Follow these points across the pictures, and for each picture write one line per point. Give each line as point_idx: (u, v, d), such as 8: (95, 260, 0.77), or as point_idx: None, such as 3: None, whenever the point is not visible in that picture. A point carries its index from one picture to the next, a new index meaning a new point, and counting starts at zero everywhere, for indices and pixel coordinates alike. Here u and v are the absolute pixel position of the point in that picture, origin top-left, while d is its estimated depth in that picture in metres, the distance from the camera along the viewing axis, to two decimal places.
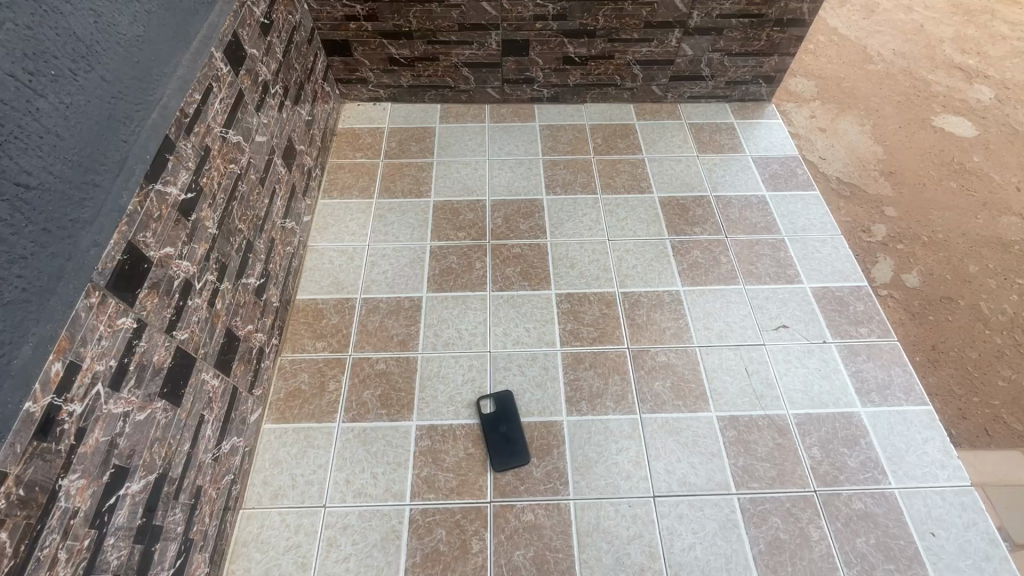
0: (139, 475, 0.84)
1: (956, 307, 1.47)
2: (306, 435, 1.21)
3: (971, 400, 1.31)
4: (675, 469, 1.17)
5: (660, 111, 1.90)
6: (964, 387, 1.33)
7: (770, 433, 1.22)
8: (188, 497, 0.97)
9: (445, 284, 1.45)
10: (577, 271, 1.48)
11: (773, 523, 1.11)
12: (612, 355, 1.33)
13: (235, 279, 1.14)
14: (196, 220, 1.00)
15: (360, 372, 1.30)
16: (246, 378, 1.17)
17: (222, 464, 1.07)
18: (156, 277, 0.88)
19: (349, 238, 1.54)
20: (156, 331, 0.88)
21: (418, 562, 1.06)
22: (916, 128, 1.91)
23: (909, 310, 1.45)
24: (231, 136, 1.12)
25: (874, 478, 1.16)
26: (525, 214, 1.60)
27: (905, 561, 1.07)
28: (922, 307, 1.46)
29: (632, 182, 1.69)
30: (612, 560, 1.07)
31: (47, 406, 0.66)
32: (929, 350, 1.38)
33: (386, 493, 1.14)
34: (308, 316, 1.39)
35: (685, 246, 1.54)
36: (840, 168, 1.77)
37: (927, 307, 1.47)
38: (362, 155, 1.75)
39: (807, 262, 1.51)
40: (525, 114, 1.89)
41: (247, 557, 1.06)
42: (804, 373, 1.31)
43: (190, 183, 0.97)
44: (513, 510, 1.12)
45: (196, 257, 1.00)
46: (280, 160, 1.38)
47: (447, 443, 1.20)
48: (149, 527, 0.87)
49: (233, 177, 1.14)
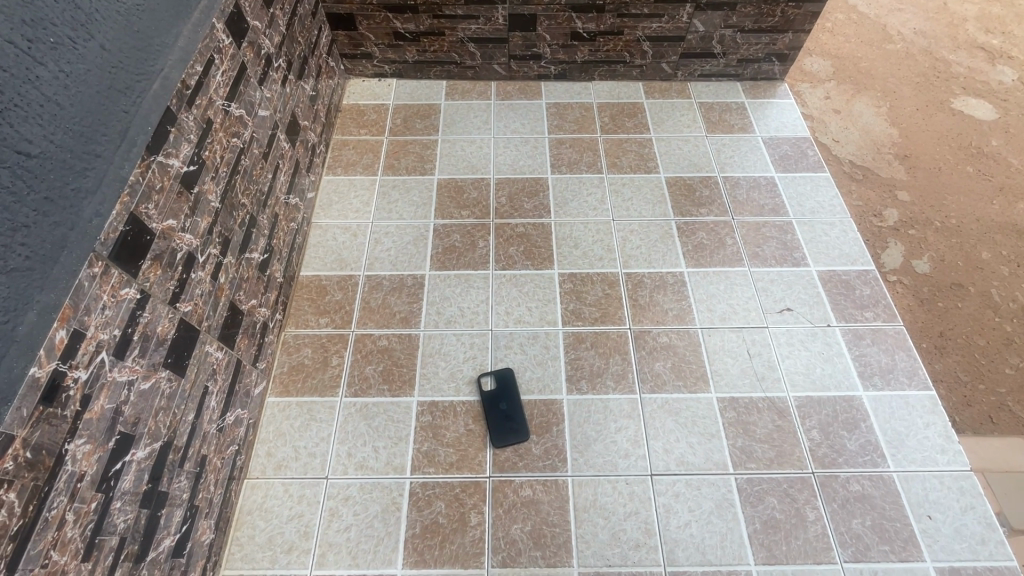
0: (145, 442, 0.85)
1: (965, 293, 1.45)
2: (309, 409, 1.23)
3: (976, 387, 1.31)
4: (673, 448, 1.18)
5: (670, 90, 1.87)
6: (970, 374, 1.32)
7: (769, 415, 1.22)
8: (193, 466, 0.98)
9: (447, 263, 1.45)
10: (580, 251, 1.47)
11: (769, 503, 1.11)
12: (613, 335, 1.33)
13: (238, 253, 1.15)
14: (198, 193, 1.00)
15: (363, 348, 1.31)
16: (249, 352, 1.18)
17: (226, 435, 1.08)
18: (159, 249, 0.89)
19: (352, 215, 1.54)
20: (159, 302, 0.89)
21: (417, 534, 1.08)
22: (934, 110, 1.86)
23: (917, 297, 1.43)
24: (233, 109, 1.12)
25: (873, 462, 1.16)
26: (530, 192, 1.59)
27: (900, 543, 1.07)
28: (930, 294, 1.44)
29: (638, 162, 1.66)
30: (607, 536, 1.08)
31: (52, 371, 0.68)
32: (935, 336, 1.37)
33: (387, 467, 1.15)
34: (311, 293, 1.40)
35: (691, 227, 1.52)
36: (851, 150, 1.73)
37: (936, 293, 1.45)
38: (366, 132, 1.74)
39: (814, 245, 1.50)
40: (532, 92, 1.86)
41: (251, 525, 1.09)
42: (807, 356, 1.30)
43: (192, 156, 0.97)
44: (511, 485, 1.13)
45: (199, 231, 1.00)
46: (283, 136, 1.37)
47: (448, 419, 1.21)
48: (154, 493, 0.88)
49: (236, 151, 1.14)
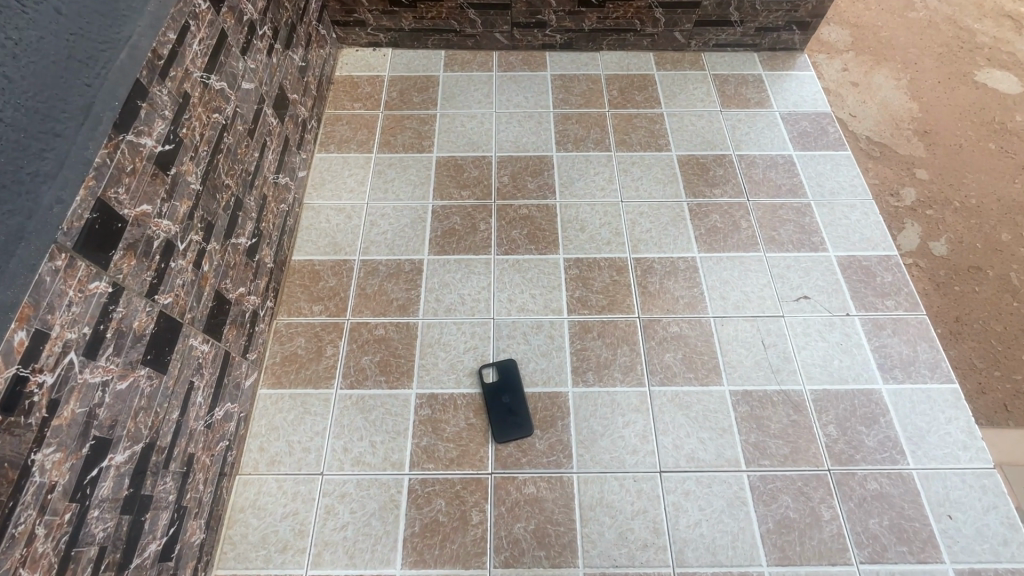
0: (124, 445, 0.80)
1: (984, 277, 1.38)
2: (303, 402, 1.17)
3: (992, 374, 1.25)
4: (683, 444, 1.13)
5: (682, 61, 1.75)
6: (986, 361, 1.26)
7: (785, 409, 1.16)
8: (179, 466, 0.93)
9: (447, 247, 1.38)
10: (586, 234, 1.39)
11: (783, 501, 1.07)
12: (621, 324, 1.26)
13: (223, 239, 1.07)
14: (176, 174, 0.92)
15: (358, 337, 1.25)
16: (238, 343, 1.12)
17: (215, 432, 1.03)
18: (132, 237, 0.82)
19: (347, 196, 1.46)
20: (135, 295, 0.82)
21: (417, 532, 1.04)
22: (956, 83, 1.75)
23: (934, 280, 1.37)
24: (213, 82, 1.03)
25: (892, 459, 1.11)
26: (535, 171, 1.51)
27: (919, 544, 1.03)
28: (948, 277, 1.37)
29: (649, 139, 1.57)
30: (614, 535, 1.04)
31: (11, 378, 0.61)
32: (952, 322, 1.31)
33: (384, 463, 1.11)
34: (304, 279, 1.33)
35: (704, 210, 1.44)
36: (870, 126, 1.64)
37: (954, 277, 1.38)
38: (360, 106, 1.64)
39: (833, 229, 1.42)
40: (535, 63, 1.75)
41: (244, 522, 1.05)
42: (824, 347, 1.24)
43: (167, 134, 0.89)
44: (515, 482, 1.09)
45: (178, 216, 0.93)
46: (270, 110, 1.28)
47: (448, 412, 1.16)
48: (137, 497, 0.83)
49: (218, 128, 1.05)
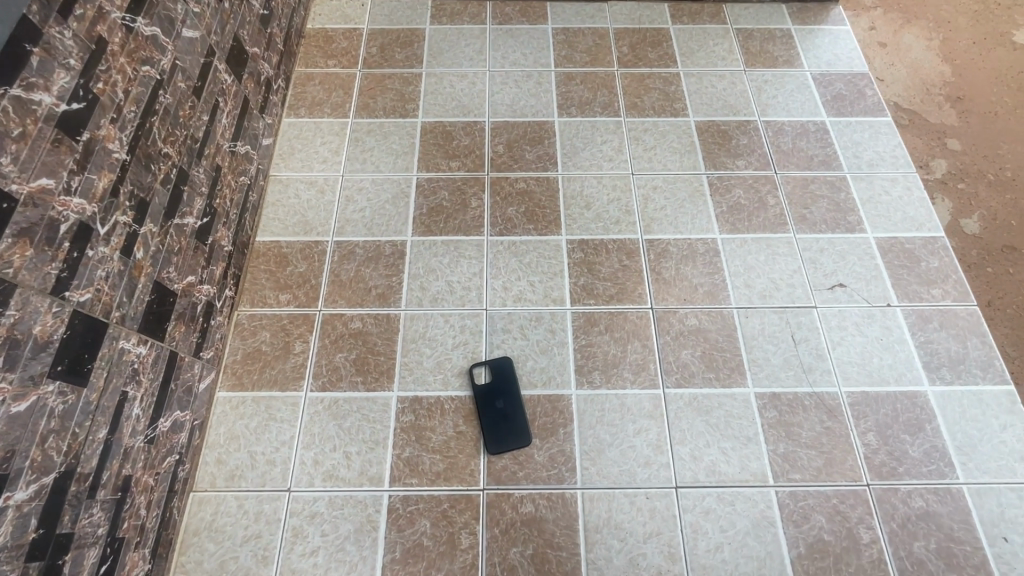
0: (25, 480, 0.65)
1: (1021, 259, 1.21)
2: (268, 406, 1.02)
3: None
4: (703, 455, 0.99)
5: (701, 13, 1.55)
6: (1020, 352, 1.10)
7: (817, 415, 1.02)
8: (112, 492, 0.78)
9: (434, 226, 1.20)
10: (592, 213, 1.22)
11: (816, 521, 0.94)
12: (632, 316, 1.11)
13: (163, 220, 0.90)
14: (92, 141, 0.74)
15: (332, 332, 1.09)
16: (187, 341, 0.96)
17: (160, 446, 0.88)
18: (24, 221, 0.65)
19: (319, 166, 1.28)
20: (34, 294, 0.66)
21: (397, 558, 0.91)
22: (991, 45, 1.54)
23: (963, 262, 1.20)
24: (141, 26, 0.84)
25: (939, 472, 0.98)
26: (534, 139, 1.32)
27: (970, 571, 0.90)
28: (980, 258, 1.20)
29: (663, 102, 1.38)
30: (624, 561, 0.91)
31: None
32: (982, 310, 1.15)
33: (360, 478, 0.97)
34: (269, 263, 1.16)
35: (726, 183, 1.27)
36: (898, 91, 1.44)
37: (987, 258, 1.21)
38: (335, 64, 1.44)
39: (872, 206, 1.25)
40: (535, 15, 1.53)
41: (199, 548, 0.91)
42: (862, 343, 1.09)
43: (74, 90, 0.71)
44: (511, 500, 0.95)
45: (96, 192, 0.75)
46: (223, 65, 1.08)
47: (434, 419, 1.02)
48: (50, 538, 0.69)
49: (151, 83, 0.86)
